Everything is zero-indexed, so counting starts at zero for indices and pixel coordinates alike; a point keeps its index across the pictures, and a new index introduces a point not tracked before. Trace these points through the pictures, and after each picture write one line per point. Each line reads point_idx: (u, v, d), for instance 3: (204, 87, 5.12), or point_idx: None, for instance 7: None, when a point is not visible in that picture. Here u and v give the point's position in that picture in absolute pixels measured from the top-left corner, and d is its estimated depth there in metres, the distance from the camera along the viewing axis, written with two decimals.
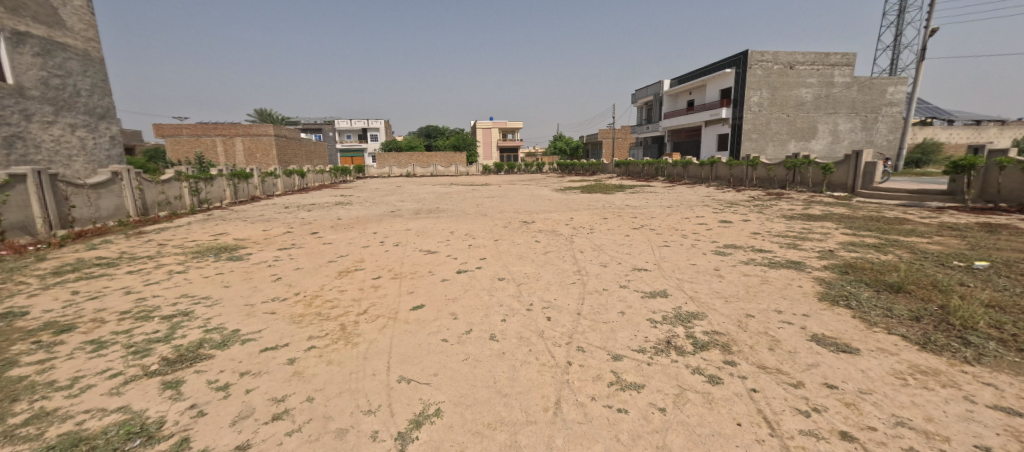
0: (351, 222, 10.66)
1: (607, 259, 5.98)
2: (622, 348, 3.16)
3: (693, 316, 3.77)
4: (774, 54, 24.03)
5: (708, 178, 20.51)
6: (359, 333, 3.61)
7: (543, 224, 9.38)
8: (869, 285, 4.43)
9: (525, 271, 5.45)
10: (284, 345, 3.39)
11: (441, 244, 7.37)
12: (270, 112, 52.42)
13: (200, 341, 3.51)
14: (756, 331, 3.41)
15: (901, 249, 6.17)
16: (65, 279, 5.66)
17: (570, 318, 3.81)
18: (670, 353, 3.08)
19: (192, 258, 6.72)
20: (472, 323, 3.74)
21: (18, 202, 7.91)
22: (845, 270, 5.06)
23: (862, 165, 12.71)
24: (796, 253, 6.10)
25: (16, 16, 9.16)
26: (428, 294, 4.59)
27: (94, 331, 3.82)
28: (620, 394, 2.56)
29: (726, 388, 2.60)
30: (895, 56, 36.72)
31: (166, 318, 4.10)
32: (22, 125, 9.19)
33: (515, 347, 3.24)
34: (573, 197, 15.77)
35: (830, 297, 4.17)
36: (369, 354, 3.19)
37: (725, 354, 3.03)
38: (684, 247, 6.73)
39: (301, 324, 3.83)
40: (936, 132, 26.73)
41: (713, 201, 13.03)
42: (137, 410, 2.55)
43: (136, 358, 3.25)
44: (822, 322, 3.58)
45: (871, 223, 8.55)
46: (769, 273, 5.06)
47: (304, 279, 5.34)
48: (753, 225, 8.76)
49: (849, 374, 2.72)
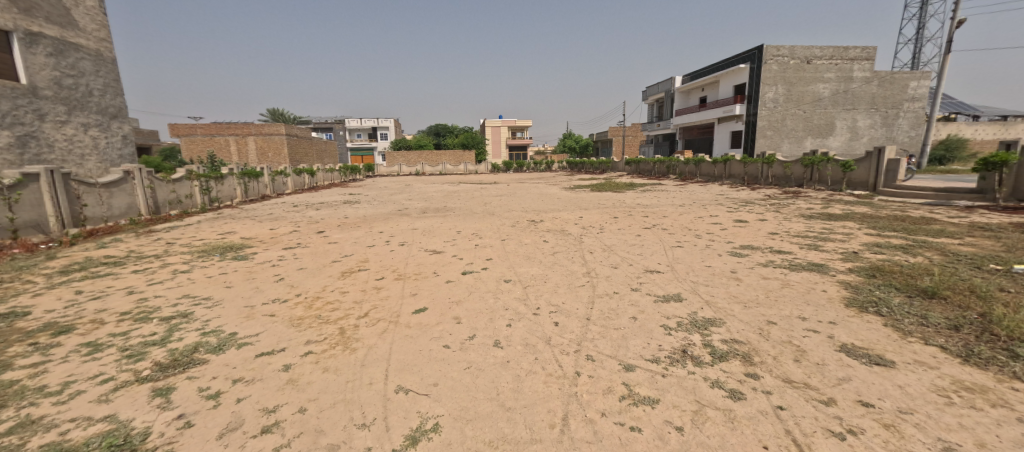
0: (358, 220, 10.57)
1: (618, 260, 5.77)
2: (635, 358, 2.96)
3: (710, 323, 3.54)
4: (790, 48, 23.39)
5: (721, 176, 20.06)
6: (358, 337, 3.48)
7: (552, 223, 9.18)
8: (899, 291, 4.16)
9: (532, 272, 5.26)
10: (280, 350, 3.27)
11: (446, 243, 7.22)
12: (282, 111, 53.11)
13: (196, 345, 3.40)
14: (779, 340, 3.18)
15: (930, 251, 5.83)
16: (71, 279, 5.65)
17: (579, 323, 3.62)
18: (687, 363, 2.87)
19: (198, 258, 6.68)
20: (476, 328, 3.58)
21: (31, 201, 8.00)
22: (873, 273, 4.78)
23: (884, 162, 12.25)
24: (818, 254, 5.80)
25: (30, 17, 9.26)
26: (432, 296, 4.43)
27: (92, 333, 3.75)
28: (632, 410, 2.36)
29: (750, 405, 2.38)
30: (918, 49, 35.68)
31: (164, 320, 4.01)
32: (35, 124, 9.30)
33: (520, 355, 3.06)
34: (582, 195, 15.50)
35: (858, 303, 3.90)
36: (367, 361, 3.04)
37: (747, 366, 2.81)
38: (697, 247, 6.47)
39: (300, 327, 3.71)
40: (961, 128, 25.80)
41: (728, 200, 12.63)
42: (123, 419, 2.44)
43: (130, 362, 3.15)
44: (850, 330, 3.33)
45: (897, 223, 8.17)
46: (790, 276, 4.80)
47: (307, 280, 5.23)
48: (770, 224, 8.43)
49: (886, 391, 2.48)
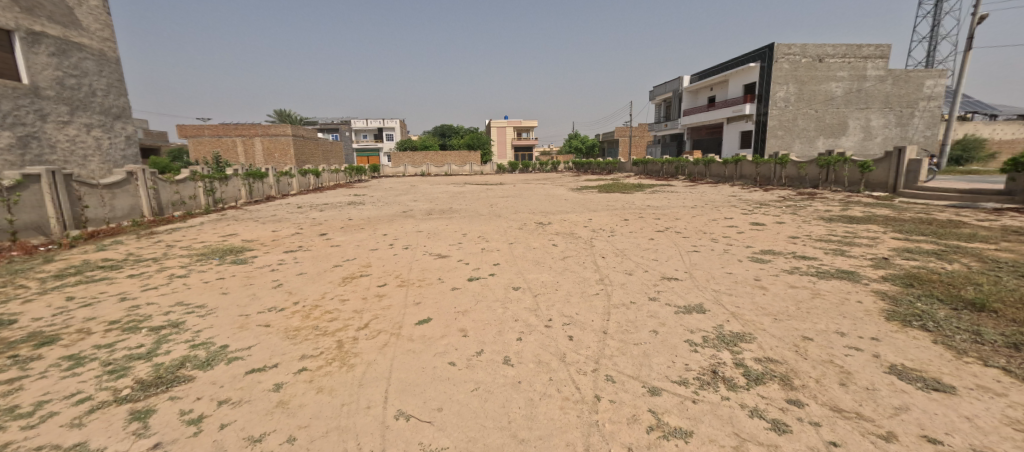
0: (362, 222, 10.34)
1: (632, 266, 5.46)
2: (660, 379, 2.68)
3: (740, 338, 3.23)
4: (801, 47, 22.91)
5: (732, 176, 19.61)
6: (357, 352, 3.22)
7: (560, 225, 8.89)
8: (943, 303, 3.82)
9: (542, 279, 4.98)
10: (273, 365, 3.02)
11: (452, 247, 6.95)
12: (290, 112, 53.37)
13: (183, 359, 3.16)
14: (820, 359, 2.88)
15: (966, 257, 5.46)
16: (64, 284, 5.45)
17: (596, 337, 3.33)
18: (719, 386, 2.58)
19: (196, 261, 6.47)
20: (484, 341, 3.31)
21: (31, 202, 7.87)
22: (910, 282, 4.43)
23: (904, 162, 11.82)
24: (845, 260, 5.47)
25: (32, 16, 9.14)
26: (436, 306, 4.16)
27: (75, 345, 3.53)
28: (663, 446, 2.08)
29: (798, 440, 2.10)
30: (932, 48, 35.01)
31: (154, 330, 3.78)
32: (37, 125, 9.19)
33: (533, 375, 2.79)
34: (590, 196, 15.19)
35: (900, 316, 3.58)
36: (366, 380, 2.78)
37: (787, 391, 2.52)
38: (715, 252, 6.15)
39: (295, 339, 3.46)
40: (978, 127, 25.14)
41: (742, 202, 12.23)
42: (93, 449, 2.20)
43: (111, 378, 2.92)
44: (897, 348, 3.02)
45: (924, 227, 7.77)
46: (820, 285, 4.48)
47: (306, 286, 4.99)
48: (788, 227, 8.09)
49: (952, 425, 2.19)
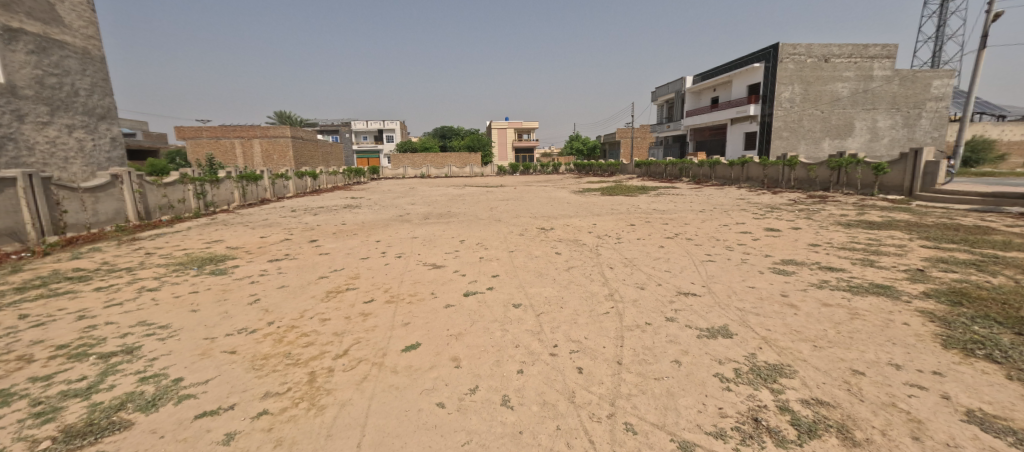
0: (355, 228, 9.89)
1: (643, 279, 4.98)
2: (691, 431, 2.21)
3: (779, 372, 2.76)
4: (807, 46, 22.46)
5: (738, 178, 19.13)
6: (330, 388, 2.74)
7: (563, 231, 8.46)
8: (1004, 326, 3.34)
9: (545, 294, 4.52)
10: (228, 407, 2.55)
11: (447, 256, 6.48)
12: (289, 115, 53.05)
13: (125, 398, 2.68)
14: (879, 402, 2.41)
15: (1008, 269, 4.97)
16: (23, 298, 4.98)
17: (610, 370, 2.86)
18: (764, 442, 2.10)
19: (172, 272, 6.01)
20: (480, 375, 2.84)
21: (5, 207, 7.38)
22: (958, 301, 3.94)
23: (921, 164, 11.30)
24: (877, 272, 4.99)
25: (10, 12, 8.71)
26: (426, 327, 3.68)
27: (11, 376, 3.07)
28: None
29: None
30: (937, 48, 34.51)
31: (103, 357, 3.30)
32: (14, 126, 8.71)
33: (539, 422, 2.32)
34: (594, 199, 14.71)
35: (958, 343, 3.10)
36: (336, 429, 2.31)
37: (849, 449, 2.04)
38: (732, 262, 5.66)
39: (260, 372, 2.98)
40: (987, 128, 24.55)
41: (751, 205, 11.80)
42: None
43: (35, 424, 2.45)
44: (967, 387, 2.55)
45: (952, 233, 7.27)
46: (856, 302, 4.00)
47: (284, 303, 4.52)
48: (805, 234, 7.62)
49: None
